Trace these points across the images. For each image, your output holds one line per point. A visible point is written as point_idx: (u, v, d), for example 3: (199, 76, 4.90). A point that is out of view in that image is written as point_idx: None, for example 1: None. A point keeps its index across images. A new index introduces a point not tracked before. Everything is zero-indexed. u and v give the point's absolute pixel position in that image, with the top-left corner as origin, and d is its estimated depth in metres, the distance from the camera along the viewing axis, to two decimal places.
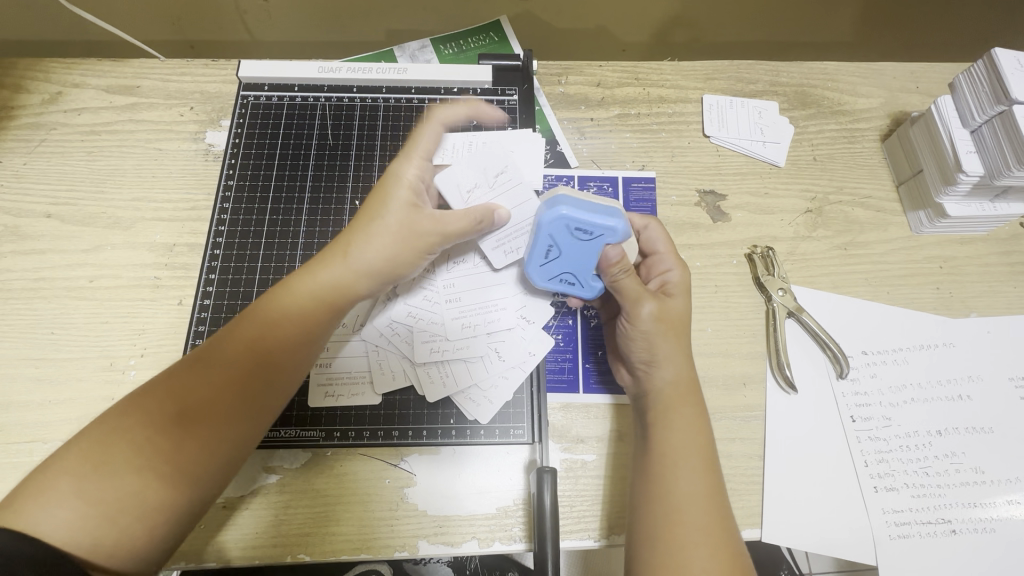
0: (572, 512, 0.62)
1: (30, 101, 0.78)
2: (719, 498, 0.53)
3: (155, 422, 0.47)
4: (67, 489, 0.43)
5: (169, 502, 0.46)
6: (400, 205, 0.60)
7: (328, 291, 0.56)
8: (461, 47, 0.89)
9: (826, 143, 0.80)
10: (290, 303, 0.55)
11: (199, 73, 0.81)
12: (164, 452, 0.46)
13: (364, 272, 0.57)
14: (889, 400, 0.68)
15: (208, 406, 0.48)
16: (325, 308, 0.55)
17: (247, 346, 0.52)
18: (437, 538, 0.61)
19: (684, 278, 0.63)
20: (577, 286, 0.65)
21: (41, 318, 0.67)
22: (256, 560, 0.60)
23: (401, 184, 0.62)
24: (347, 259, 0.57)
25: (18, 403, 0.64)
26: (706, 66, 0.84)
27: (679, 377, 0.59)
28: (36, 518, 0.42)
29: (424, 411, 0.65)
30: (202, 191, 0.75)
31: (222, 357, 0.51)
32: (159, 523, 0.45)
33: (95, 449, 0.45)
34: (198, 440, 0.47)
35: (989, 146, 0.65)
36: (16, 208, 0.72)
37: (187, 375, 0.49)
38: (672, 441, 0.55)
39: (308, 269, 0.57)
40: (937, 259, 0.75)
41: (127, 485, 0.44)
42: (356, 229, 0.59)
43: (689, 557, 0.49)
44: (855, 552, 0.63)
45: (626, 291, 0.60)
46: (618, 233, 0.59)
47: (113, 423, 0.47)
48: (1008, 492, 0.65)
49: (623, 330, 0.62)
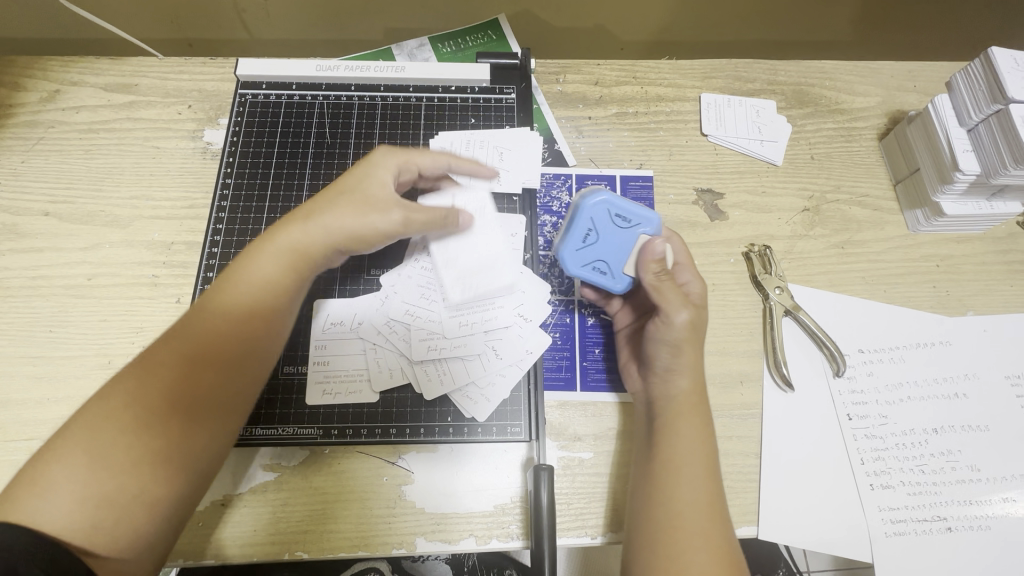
0: (570, 509, 0.63)
1: (28, 99, 0.78)
2: (718, 502, 0.54)
3: (140, 401, 0.47)
4: (65, 478, 0.43)
5: (169, 480, 0.46)
6: (376, 185, 0.62)
7: (301, 261, 0.57)
8: (459, 45, 0.89)
9: (824, 142, 0.81)
10: (262, 275, 0.55)
11: (197, 72, 0.81)
12: (158, 430, 0.47)
13: (339, 244, 0.59)
14: (885, 397, 0.68)
15: (192, 378, 0.49)
16: (297, 278, 0.57)
17: (224, 319, 0.52)
18: (435, 535, 0.61)
19: (704, 292, 0.62)
20: (608, 277, 0.65)
21: (40, 316, 0.68)
22: (254, 557, 0.60)
23: (375, 166, 0.63)
24: (319, 232, 0.59)
25: (17, 401, 0.64)
26: (704, 65, 0.84)
27: (693, 385, 0.59)
28: (33, 511, 0.42)
29: (422, 409, 0.66)
30: (200, 189, 0.75)
31: (198, 330, 0.51)
32: (160, 503, 0.46)
33: (87, 436, 0.45)
34: (188, 412, 0.48)
35: (985, 143, 0.65)
36: (15, 206, 0.72)
37: (164, 352, 0.50)
38: (679, 449, 0.55)
39: (269, 241, 0.58)
40: (934, 257, 0.75)
41: (124, 467, 0.45)
42: (325, 205, 0.60)
43: (687, 560, 0.50)
44: (851, 549, 0.63)
45: (664, 291, 0.59)
46: (653, 223, 0.64)
47: (99, 409, 0.46)
48: (1004, 490, 0.65)
49: (654, 332, 0.60)
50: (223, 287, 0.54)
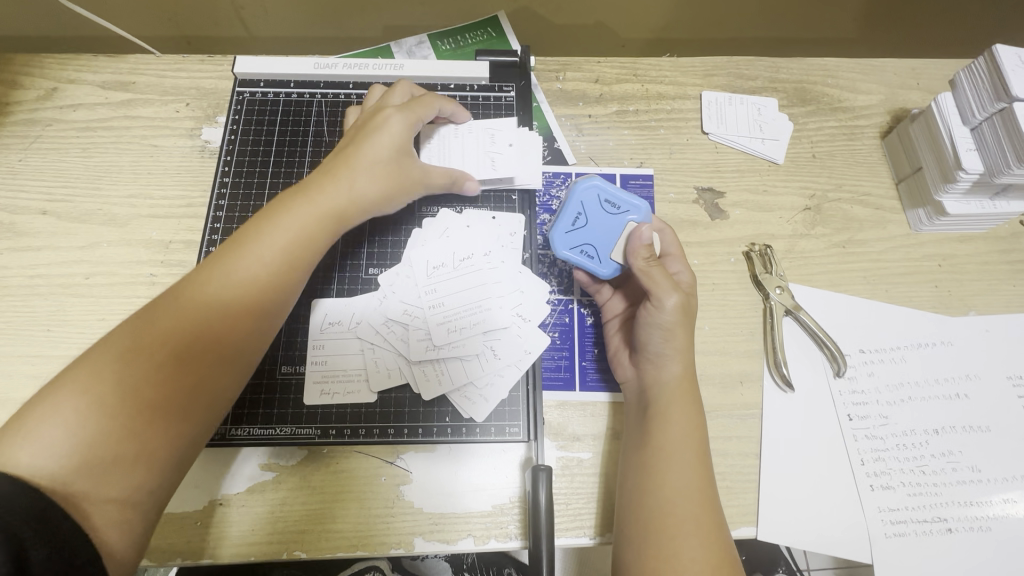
0: (568, 509, 0.62)
1: (25, 97, 0.77)
2: (711, 494, 0.54)
3: (156, 347, 0.47)
4: (70, 424, 0.42)
5: (174, 434, 0.47)
6: (388, 147, 0.62)
7: (321, 221, 0.57)
8: (458, 43, 0.88)
9: (826, 141, 0.80)
10: (287, 231, 0.55)
11: (195, 69, 0.80)
12: (170, 382, 0.46)
13: (357, 208, 0.61)
14: (886, 398, 0.68)
15: (210, 332, 0.49)
16: (319, 241, 0.57)
17: (252, 270, 0.52)
18: (433, 535, 0.61)
19: (692, 281, 0.64)
20: (595, 262, 0.65)
21: (37, 315, 0.67)
22: (253, 557, 0.60)
23: (386, 126, 0.63)
24: (338, 194, 0.59)
25: (15, 399, 0.64)
26: (705, 62, 0.83)
27: (683, 372, 0.59)
28: (31, 457, 0.41)
29: (420, 409, 0.65)
30: (199, 188, 0.75)
31: (222, 281, 0.51)
32: (164, 456, 0.46)
33: (98, 380, 0.44)
34: (210, 361, 0.49)
35: (989, 142, 0.64)
36: (12, 205, 0.72)
37: (185, 301, 0.49)
38: (669, 436, 0.55)
39: (298, 201, 0.58)
40: (936, 257, 0.74)
41: (135, 416, 0.45)
42: (346, 166, 0.61)
43: (679, 545, 0.50)
44: (851, 550, 0.63)
45: (654, 277, 0.59)
46: (642, 211, 0.65)
47: (115, 352, 0.46)
48: (1005, 491, 0.65)
49: (644, 317, 0.60)
50: (244, 238, 0.54)
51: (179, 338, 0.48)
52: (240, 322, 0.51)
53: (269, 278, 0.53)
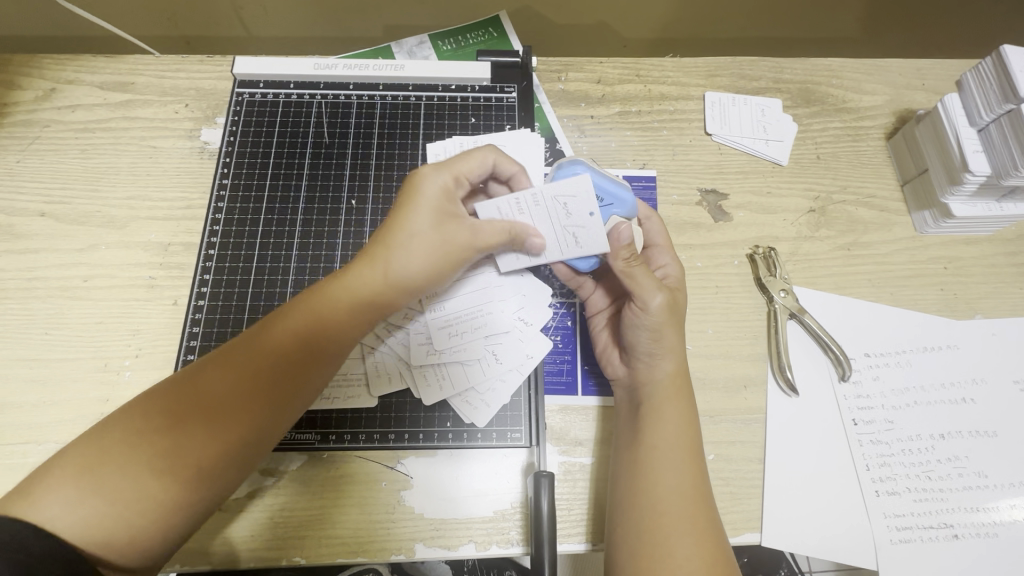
0: (570, 515, 0.62)
1: (23, 98, 0.77)
2: (704, 487, 0.54)
3: (175, 419, 0.47)
4: (85, 483, 0.43)
5: (184, 507, 0.46)
6: (429, 208, 0.58)
7: (357, 298, 0.56)
8: (459, 43, 0.87)
9: (830, 142, 0.79)
10: (323, 309, 0.54)
11: (194, 70, 0.80)
12: (183, 455, 0.46)
13: (397, 281, 0.57)
14: (891, 403, 0.67)
15: (231, 409, 0.48)
16: (353, 320, 0.55)
17: (271, 344, 0.52)
18: (434, 541, 0.60)
19: (681, 274, 0.64)
20: (575, 254, 0.64)
21: (34, 318, 0.67)
22: (253, 563, 0.59)
23: (427, 187, 0.59)
24: (376, 266, 0.57)
25: (12, 404, 0.63)
26: (708, 62, 0.83)
27: (674, 370, 0.59)
28: (49, 516, 0.42)
29: (421, 414, 0.65)
30: (198, 190, 0.74)
31: (252, 359, 0.51)
32: (173, 527, 0.46)
33: (115, 445, 0.45)
34: (227, 435, 0.48)
35: (996, 144, 0.64)
36: (10, 207, 0.72)
37: (213, 376, 0.49)
38: (661, 434, 0.55)
39: (341, 278, 0.57)
40: (942, 259, 0.74)
41: (148, 487, 0.44)
42: (386, 235, 0.58)
43: (673, 543, 0.50)
44: (856, 556, 0.62)
45: (636, 277, 0.59)
46: (626, 203, 0.63)
47: (135, 419, 0.47)
48: (1011, 496, 0.64)
49: (631, 318, 0.60)
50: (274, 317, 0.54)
51: (199, 411, 0.48)
52: (265, 405, 0.50)
53: (299, 359, 0.52)
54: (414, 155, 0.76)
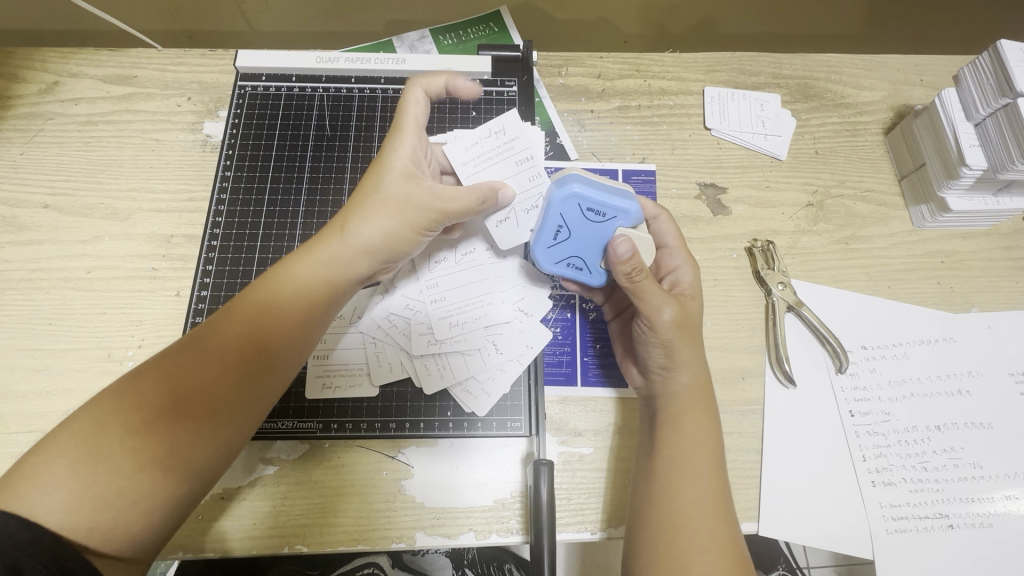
0: (569, 504, 0.62)
1: (27, 91, 0.77)
2: (725, 502, 0.53)
3: (147, 401, 0.47)
4: (66, 472, 0.43)
5: (165, 488, 0.46)
6: (397, 175, 0.60)
7: (327, 267, 0.57)
8: (460, 37, 0.88)
9: (828, 137, 0.80)
10: (292, 284, 0.55)
11: (197, 63, 0.80)
12: (160, 435, 0.46)
13: (364, 248, 0.58)
14: (888, 394, 0.68)
15: (204, 386, 0.49)
16: (324, 288, 0.56)
17: (240, 323, 0.52)
18: (435, 529, 0.61)
19: (695, 280, 0.62)
20: (585, 272, 0.63)
21: (39, 309, 0.67)
22: (255, 551, 0.60)
23: (395, 155, 0.60)
24: (346, 235, 0.58)
25: (16, 393, 0.64)
26: (707, 57, 0.83)
27: (694, 381, 0.58)
28: (35, 501, 0.42)
29: (422, 403, 0.65)
30: (200, 182, 0.75)
31: (225, 335, 0.51)
32: (159, 510, 0.46)
33: (91, 431, 0.45)
34: (200, 414, 0.48)
35: (993, 138, 0.64)
36: (15, 198, 0.72)
37: (186, 355, 0.50)
38: (688, 446, 0.55)
39: (309, 248, 0.58)
40: (939, 253, 0.74)
41: (126, 469, 0.45)
42: (355, 206, 0.59)
43: (694, 556, 0.50)
44: (851, 545, 0.63)
45: (643, 293, 0.57)
46: (630, 214, 0.58)
47: (109, 404, 0.47)
48: (1007, 487, 0.64)
49: (641, 333, 0.59)
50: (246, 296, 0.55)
51: (171, 391, 0.48)
52: (238, 379, 0.50)
53: (272, 334, 0.53)
54: None
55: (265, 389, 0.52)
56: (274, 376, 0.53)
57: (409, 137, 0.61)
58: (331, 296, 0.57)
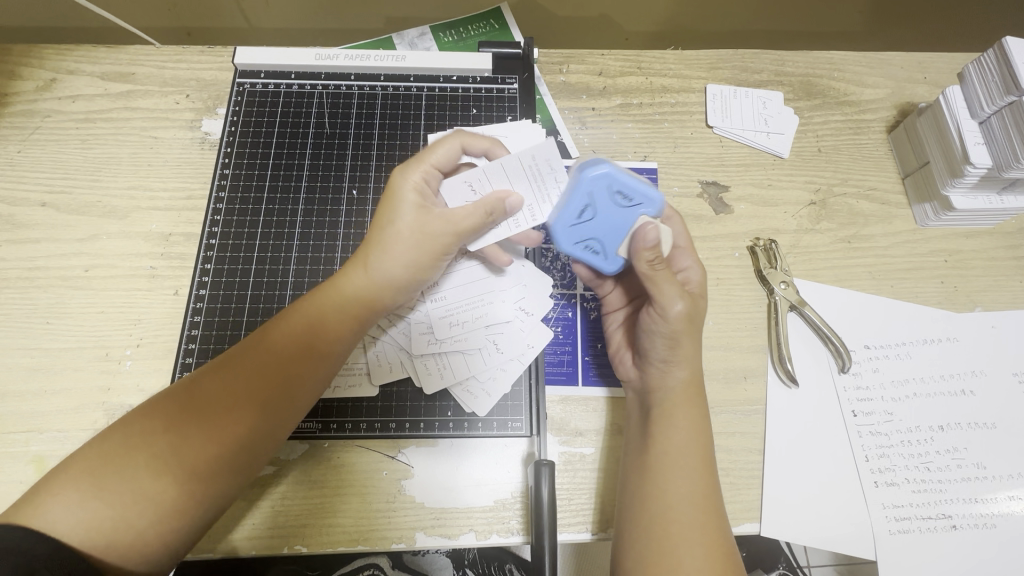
0: (570, 504, 0.62)
1: (24, 88, 0.77)
2: (716, 500, 0.53)
3: (172, 424, 0.47)
4: (86, 491, 0.43)
5: (185, 509, 0.46)
6: (408, 208, 0.59)
7: (349, 297, 0.57)
8: (461, 34, 0.87)
9: (831, 135, 0.79)
10: (316, 311, 0.55)
11: (195, 60, 0.80)
12: (181, 458, 0.46)
13: (385, 279, 0.58)
14: (891, 394, 0.67)
15: (225, 411, 0.49)
16: (346, 318, 0.56)
17: (263, 351, 0.52)
18: (435, 530, 0.61)
19: (703, 279, 0.62)
20: (600, 257, 0.62)
21: (37, 308, 0.67)
22: (255, 551, 0.59)
23: (409, 186, 0.60)
24: (368, 267, 0.58)
25: (13, 392, 0.63)
26: (709, 55, 0.83)
27: (689, 377, 0.58)
28: (55, 518, 0.42)
29: (422, 403, 0.65)
30: (199, 180, 0.74)
31: (250, 360, 0.52)
32: (177, 531, 0.46)
33: (115, 451, 0.45)
34: (221, 440, 0.48)
35: (997, 137, 0.63)
36: (12, 196, 0.72)
37: (209, 380, 0.50)
38: (672, 440, 0.55)
39: (331, 280, 0.58)
40: (943, 252, 0.74)
41: (147, 489, 0.44)
42: (373, 238, 0.59)
43: (679, 556, 0.49)
44: (853, 546, 0.62)
45: (659, 282, 0.56)
46: (655, 203, 0.59)
47: (133, 427, 0.47)
48: (1010, 488, 0.64)
49: (649, 323, 0.58)
50: (270, 327, 0.55)
51: (194, 415, 0.48)
52: (261, 406, 0.50)
53: (295, 361, 0.53)
54: (416, 146, 0.76)
55: (287, 414, 0.52)
56: (294, 403, 0.52)
57: (420, 164, 0.61)
58: (352, 328, 0.57)
